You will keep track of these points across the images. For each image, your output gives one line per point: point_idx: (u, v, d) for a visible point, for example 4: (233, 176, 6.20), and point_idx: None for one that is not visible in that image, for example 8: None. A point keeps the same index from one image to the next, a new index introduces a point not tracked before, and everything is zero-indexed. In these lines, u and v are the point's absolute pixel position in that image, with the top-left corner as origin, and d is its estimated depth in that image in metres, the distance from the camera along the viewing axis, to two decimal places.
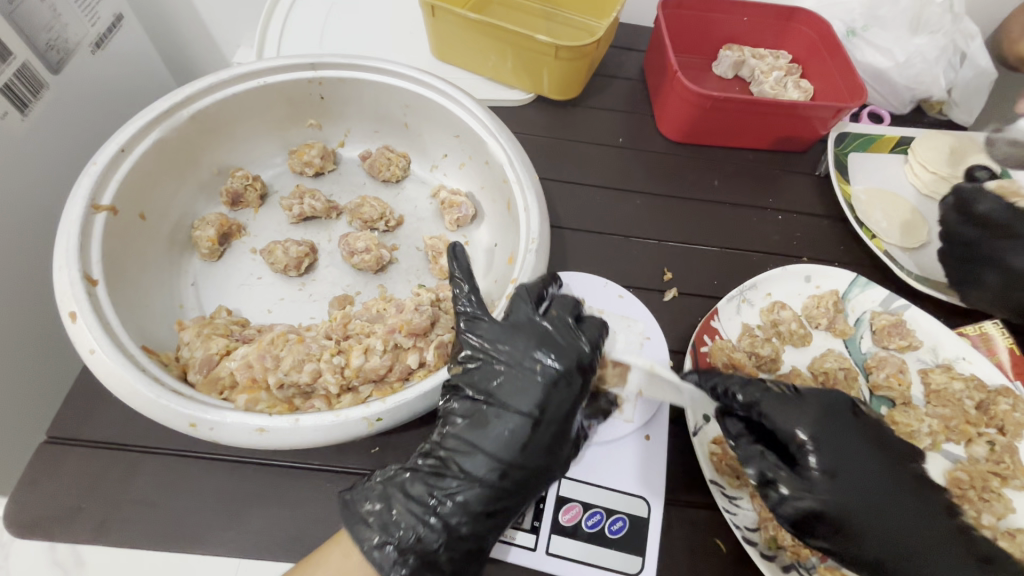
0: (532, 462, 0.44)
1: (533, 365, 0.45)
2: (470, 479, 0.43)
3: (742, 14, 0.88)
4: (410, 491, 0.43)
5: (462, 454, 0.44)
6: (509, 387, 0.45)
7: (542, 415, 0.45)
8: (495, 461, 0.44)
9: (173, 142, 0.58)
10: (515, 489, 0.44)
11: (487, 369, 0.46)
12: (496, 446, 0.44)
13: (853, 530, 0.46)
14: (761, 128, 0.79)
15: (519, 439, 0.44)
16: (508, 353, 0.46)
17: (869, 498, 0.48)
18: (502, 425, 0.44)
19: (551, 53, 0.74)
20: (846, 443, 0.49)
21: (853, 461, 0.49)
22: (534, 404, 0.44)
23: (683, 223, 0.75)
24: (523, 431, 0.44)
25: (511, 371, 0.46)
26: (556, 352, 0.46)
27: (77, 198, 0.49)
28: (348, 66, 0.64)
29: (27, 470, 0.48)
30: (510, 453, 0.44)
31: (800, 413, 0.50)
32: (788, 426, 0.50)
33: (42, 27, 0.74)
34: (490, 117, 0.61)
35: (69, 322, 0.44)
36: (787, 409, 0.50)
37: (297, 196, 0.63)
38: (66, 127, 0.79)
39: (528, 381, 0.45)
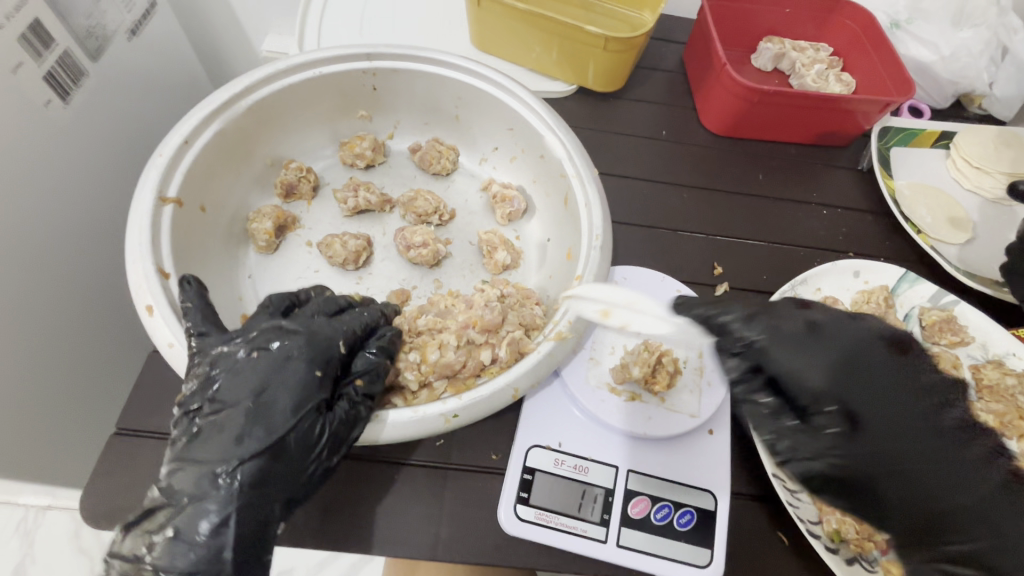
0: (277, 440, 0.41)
1: (252, 357, 0.43)
2: (206, 486, 0.40)
3: (785, 6, 0.86)
4: (169, 524, 0.39)
5: (200, 443, 0.41)
6: (230, 380, 0.42)
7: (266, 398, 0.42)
8: (211, 458, 0.40)
9: (231, 133, 0.58)
10: (238, 484, 0.40)
11: (222, 375, 0.43)
12: (205, 454, 0.40)
13: (868, 487, 0.42)
14: (806, 124, 0.79)
15: (230, 433, 0.41)
16: (224, 351, 0.44)
17: (885, 452, 0.41)
18: (209, 425, 0.41)
19: (600, 45, 0.73)
20: (866, 387, 0.43)
21: (879, 408, 0.42)
22: (254, 394, 0.42)
23: (729, 217, 0.75)
24: (234, 422, 0.41)
25: (235, 364, 0.43)
26: (280, 332, 0.45)
27: (146, 189, 0.49)
28: (401, 58, 0.63)
29: (99, 462, 0.48)
30: (246, 450, 0.40)
31: (813, 358, 0.44)
32: (794, 374, 0.44)
33: (82, 13, 0.73)
34: (548, 111, 0.61)
35: (148, 315, 0.45)
36: (793, 356, 0.44)
37: (352, 188, 0.63)
38: (105, 116, 0.78)
39: (250, 373, 0.43)
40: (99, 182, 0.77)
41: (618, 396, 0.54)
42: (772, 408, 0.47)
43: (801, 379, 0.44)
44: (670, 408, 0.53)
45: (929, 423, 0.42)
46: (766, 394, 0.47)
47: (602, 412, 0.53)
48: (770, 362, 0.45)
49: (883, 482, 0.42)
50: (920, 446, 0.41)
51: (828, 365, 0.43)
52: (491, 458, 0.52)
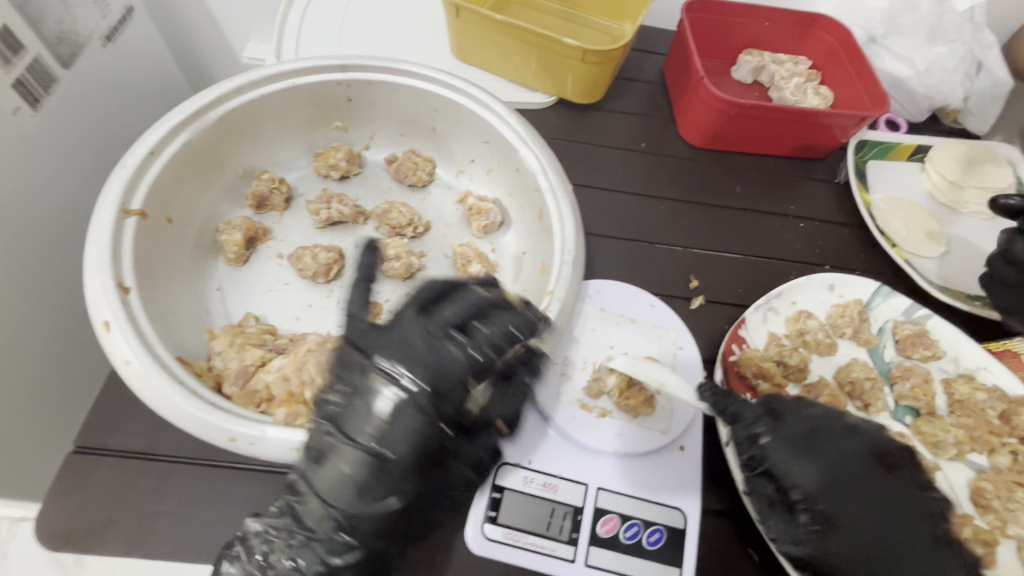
0: (412, 485, 0.41)
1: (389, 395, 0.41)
2: (321, 522, 0.41)
3: (763, 19, 0.87)
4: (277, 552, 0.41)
5: (327, 482, 0.40)
6: (354, 415, 0.41)
7: (374, 442, 0.40)
8: (344, 498, 0.40)
9: (201, 144, 0.57)
10: (364, 520, 0.41)
11: (353, 395, 0.42)
12: (326, 490, 0.40)
13: None
14: (782, 135, 0.79)
15: (358, 477, 0.40)
16: (382, 364, 0.42)
17: (873, 554, 0.44)
18: (346, 467, 0.40)
19: (577, 57, 0.73)
20: (852, 496, 0.46)
21: (862, 518, 0.45)
22: (380, 442, 0.40)
23: (706, 229, 0.75)
24: (361, 466, 0.40)
25: (359, 394, 0.41)
26: (420, 369, 0.42)
27: (108, 203, 0.48)
28: (377, 70, 0.63)
29: (56, 481, 0.47)
30: (386, 506, 0.40)
31: (813, 456, 0.47)
32: (782, 471, 0.47)
33: (54, 20, 0.72)
34: (523, 125, 0.61)
35: (104, 332, 0.43)
36: (787, 452, 0.47)
37: (324, 200, 0.62)
38: (78, 123, 0.77)
39: (377, 412, 0.40)
40: (69, 191, 0.76)
41: (590, 411, 0.54)
42: (761, 500, 0.48)
43: (788, 476, 0.46)
44: (641, 424, 0.53)
45: (912, 530, 0.45)
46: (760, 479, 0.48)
47: (573, 428, 0.52)
48: (772, 468, 0.47)
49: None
50: (900, 549, 0.44)
51: (808, 464, 0.46)
52: None
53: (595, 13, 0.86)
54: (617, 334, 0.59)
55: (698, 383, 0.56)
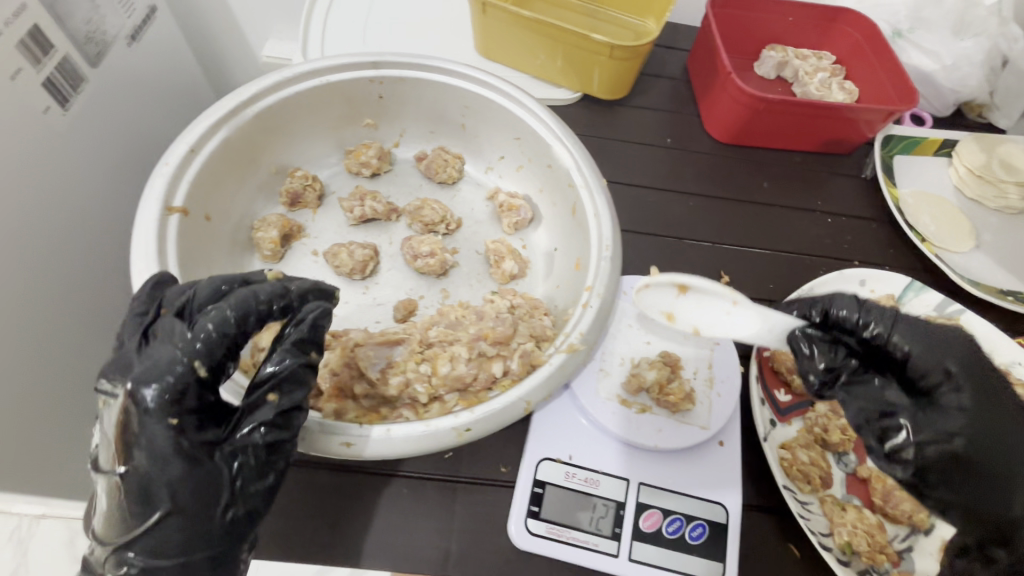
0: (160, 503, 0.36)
1: (164, 434, 0.36)
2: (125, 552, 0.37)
3: (788, 14, 0.87)
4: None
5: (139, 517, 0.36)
6: (157, 444, 0.36)
7: (154, 472, 0.36)
8: (132, 532, 0.36)
9: (237, 142, 0.57)
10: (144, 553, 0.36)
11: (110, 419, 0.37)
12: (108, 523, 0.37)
13: (991, 481, 0.40)
14: (808, 130, 0.79)
15: (120, 511, 0.36)
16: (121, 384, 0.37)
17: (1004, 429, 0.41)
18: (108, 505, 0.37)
19: (605, 52, 0.73)
20: (990, 384, 0.42)
21: (1002, 405, 0.42)
22: (122, 460, 0.36)
23: (733, 225, 0.75)
24: (118, 491, 0.36)
25: (147, 431, 0.36)
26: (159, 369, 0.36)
27: (151, 200, 0.49)
28: (409, 66, 0.63)
29: (102, 477, 0.47)
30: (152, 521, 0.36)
31: (917, 340, 0.43)
32: (915, 356, 0.43)
33: (82, 19, 0.72)
34: (556, 121, 0.61)
35: (154, 328, 0.44)
36: (911, 339, 0.43)
37: (358, 198, 0.62)
38: (105, 121, 0.77)
39: (157, 445, 0.35)
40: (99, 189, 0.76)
41: (630, 407, 0.53)
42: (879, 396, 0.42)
43: (914, 360, 0.43)
44: (681, 420, 0.53)
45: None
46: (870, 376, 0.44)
47: (612, 424, 0.52)
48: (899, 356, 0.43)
49: (1000, 459, 0.40)
50: (1020, 432, 0.41)
51: (930, 346, 0.43)
52: (500, 470, 0.51)
53: (618, 9, 0.86)
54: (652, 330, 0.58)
55: (736, 380, 0.55)
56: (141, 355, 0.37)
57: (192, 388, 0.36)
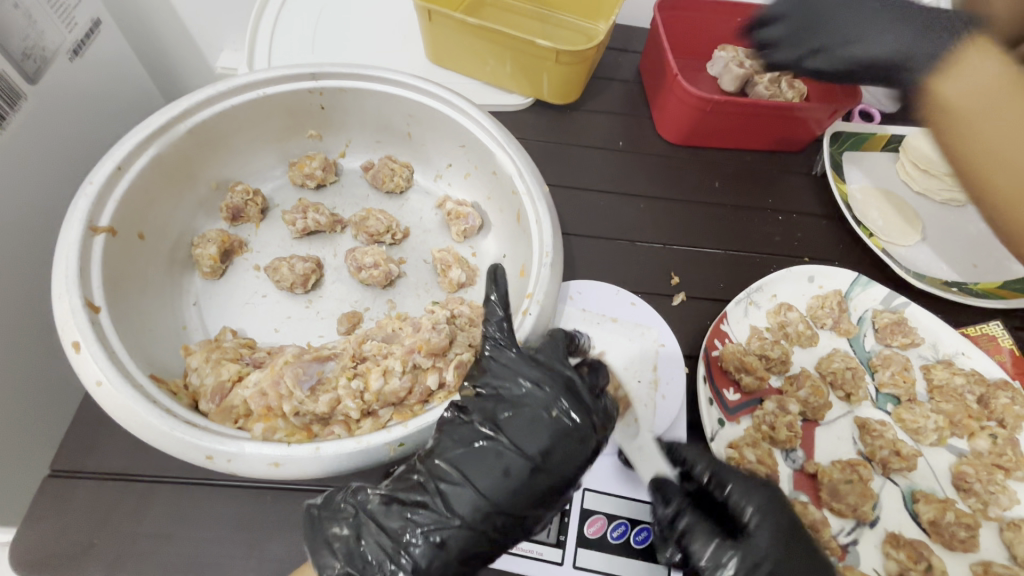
0: (523, 505, 0.40)
1: (554, 416, 0.42)
2: (451, 516, 0.39)
3: (735, 15, 0.87)
4: (383, 523, 0.40)
5: (452, 489, 0.40)
6: (518, 426, 0.42)
7: (496, 454, 0.41)
8: (544, 503, 0.41)
9: (171, 158, 0.56)
10: (528, 520, 0.41)
11: (498, 404, 0.43)
12: (461, 506, 0.40)
13: None
14: (755, 130, 0.80)
15: (521, 484, 0.40)
16: (528, 393, 0.43)
17: None
18: (523, 478, 0.40)
19: (552, 58, 0.73)
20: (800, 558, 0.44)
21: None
22: (503, 456, 0.41)
23: (685, 225, 0.76)
24: (505, 475, 0.40)
25: (522, 410, 0.43)
26: (536, 377, 0.44)
27: (74, 221, 0.47)
28: (349, 77, 0.62)
29: (33, 506, 0.46)
30: (487, 516, 0.40)
31: (712, 541, 0.45)
32: (710, 543, 0.45)
33: (18, 34, 0.71)
34: (498, 128, 0.61)
35: (74, 353, 0.43)
36: (695, 543, 0.45)
37: (300, 210, 0.62)
38: (47, 138, 0.76)
39: (541, 433, 0.42)
40: (40, 209, 0.74)
41: None
42: (686, 517, 0.46)
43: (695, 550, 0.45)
44: (626, 423, 0.53)
45: None
46: (670, 546, 0.47)
47: None
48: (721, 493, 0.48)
49: None
50: None
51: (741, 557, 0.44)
52: None
53: (570, 12, 0.89)
54: (599, 334, 0.58)
55: (681, 381, 0.56)
56: (541, 363, 0.45)
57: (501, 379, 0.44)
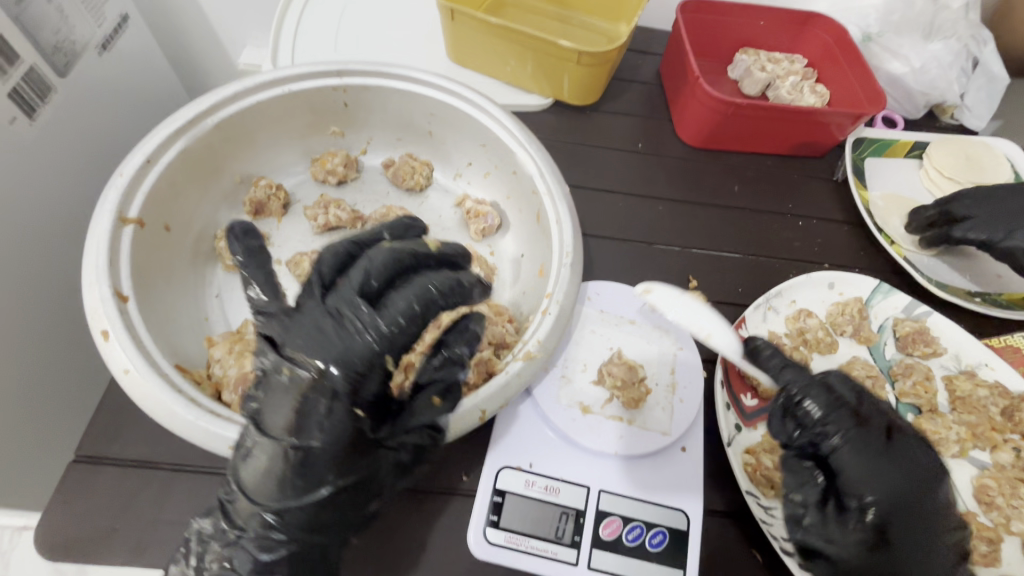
0: (319, 468, 0.39)
1: (287, 376, 0.39)
2: (258, 502, 0.39)
3: (758, 18, 0.87)
4: (228, 511, 0.41)
5: (246, 476, 0.39)
6: (272, 401, 0.39)
7: (278, 427, 0.39)
8: (347, 420, 0.39)
9: (197, 151, 0.57)
10: (333, 438, 0.39)
11: (265, 377, 0.40)
12: (258, 485, 0.39)
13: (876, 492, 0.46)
14: (777, 134, 0.79)
15: (296, 454, 0.38)
16: (287, 357, 0.40)
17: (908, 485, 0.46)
18: (304, 400, 0.39)
19: (574, 59, 0.73)
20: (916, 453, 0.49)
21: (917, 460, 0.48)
22: (276, 429, 0.38)
23: (704, 228, 0.75)
24: (281, 447, 0.38)
25: (267, 382, 0.40)
26: (282, 339, 0.40)
27: (104, 212, 0.48)
28: (373, 75, 0.63)
29: (57, 491, 0.47)
30: (297, 490, 0.39)
31: (877, 475, 0.46)
32: (854, 481, 0.46)
33: (49, 28, 0.73)
34: (520, 129, 0.61)
35: (102, 341, 0.43)
36: (867, 480, 0.46)
37: (322, 206, 0.63)
38: (76, 131, 0.78)
39: (298, 392, 0.39)
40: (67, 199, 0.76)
41: (593, 414, 0.53)
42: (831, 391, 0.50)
43: (868, 489, 0.46)
44: (642, 426, 0.52)
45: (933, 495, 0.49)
46: (815, 437, 0.48)
47: (572, 431, 0.52)
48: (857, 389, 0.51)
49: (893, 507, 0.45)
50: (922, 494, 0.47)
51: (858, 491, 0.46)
52: (462, 479, 0.50)
53: (591, 14, 0.89)
54: (616, 334, 0.58)
55: (699, 385, 0.55)
56: (293, 323, 0.41)
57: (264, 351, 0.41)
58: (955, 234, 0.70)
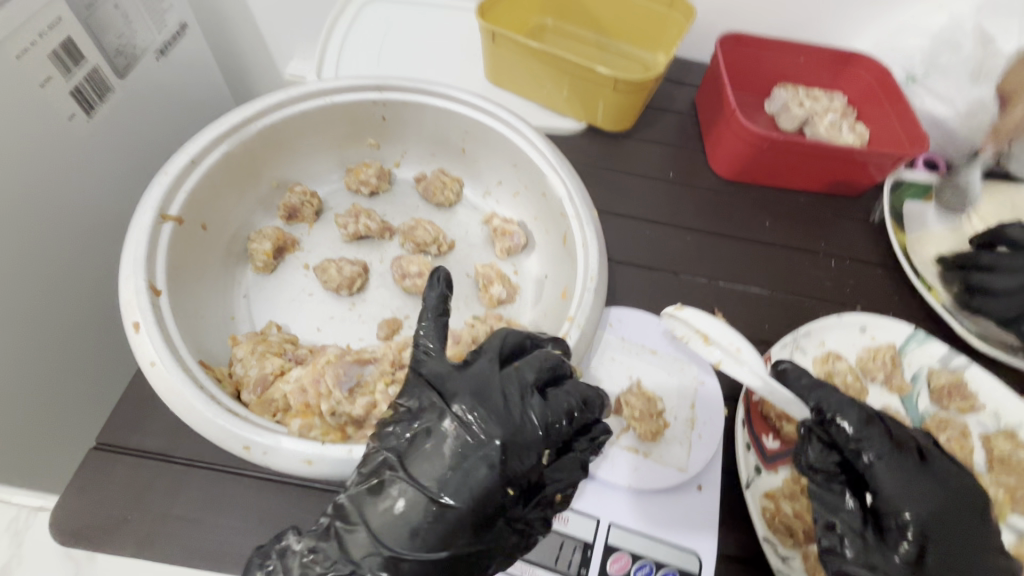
0: (442, 534, 0.37)
1: (450, 424, 0.40)
2: (369, 554, 0.37)
3: (798, 55, 0.87)
4: (313, 556, 0.38)
5: (359, 527, 0.38)
6: (422, 453, 0.39)
7: (432, 480, 0.38)
8: (497, 493, 0.38)
9: (239, 156, 0.59)
10: (469, 501, 0.38)
11: (415, 428, 0.41)
12: (382, 532, 0.38)
13: (917, 508, 0.44)
14: (812, 170, 0.78)
15: (429, 510, 0.37)
16: (455, 411, 0.40)
17: (942, 497, 0.45)
18: (457, 464, 0.38)
19: (610, 85, 0.74)
20: (940, 464, 0.47)
21: (945, 474, 0.46)
22: (422, 477, 0.38)
23: (732, 261, 0.74)
24: (422, 503, 0.38)
25: (422, 429, 0.40)
26: (464, 393, 0.41)
27: (147, 208, 0.50)
28: (413, 91, 0.64)
29: (75, 476, 0.48)
30: (416, 547, 0.37)
31: (920, 493, 0.45)
32: (890, 497, 0.45)
33: (114, 33, 0.78)
34: (553, 152, 0.62)
35: (133, 332, 0.45)
36: (908, 499, 0.45)
37: (353, 214, 0.64)
38: (127, 129, 0.82)
39: (450, 453, 0.39)
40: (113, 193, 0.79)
41: (608, 442, 0.51)
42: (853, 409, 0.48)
43: (910, 509, 0.45)
44: (658, 460, 0.51)
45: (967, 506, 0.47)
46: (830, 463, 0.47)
47: (586, 459, 0.50)
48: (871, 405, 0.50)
49: (931, 522, 0.44)
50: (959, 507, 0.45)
51: (899, 510, 0.45)
52: None
53: (629, 43, 0.90)
54: (636, 364, 0.57)
55: (719, 422, 0.53)
56: (456, 377, 0.42)
57: (411, 406, 0.42)
58: (980, 305, 0.68)
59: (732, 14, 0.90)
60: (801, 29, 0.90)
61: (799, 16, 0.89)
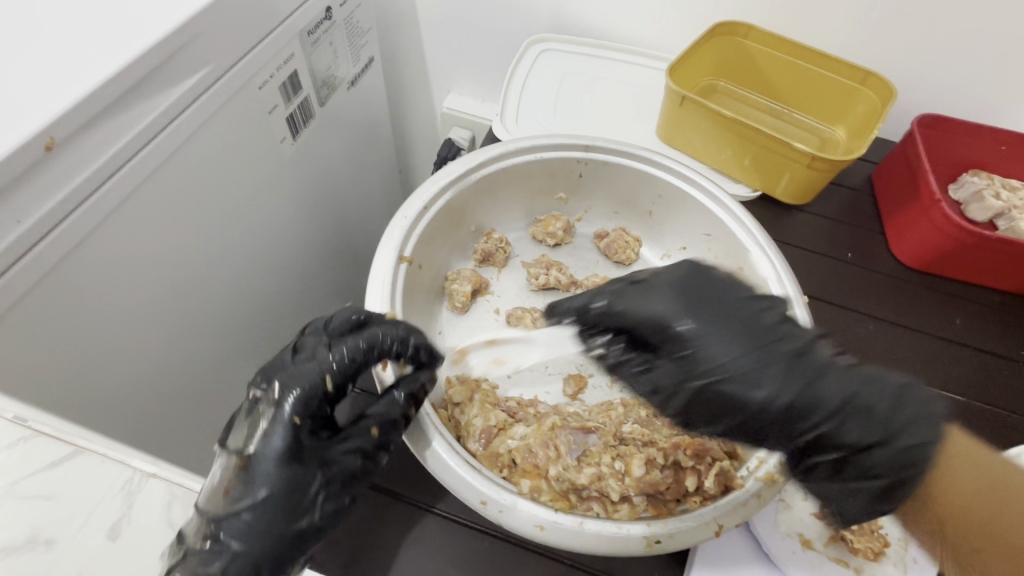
0: (284, 513, 0.45)
1: (294, 415, 0.46)
2: (258, 524, 0.44)
3: (999, 143, 0.81)
4: (230, 522, 0.44)
5: (243, 499, 0.44)
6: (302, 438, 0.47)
7: (277, 454, 0.45)
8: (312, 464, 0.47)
9: (455, 203, 0.64)
10: (284, 473, 0.45)
11: (306, 408, 0.47)
12: (234, 498, 0.44)
13: (699, 376, 0.44)
14: (1005, 269, 0.72)
15: (258, 476, 0.44)
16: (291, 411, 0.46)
17: (701, 364, 0.44)
18: (283, 434, 0.45)
19: (804, 161, 0.72)
20: (717, 326, 0.45)
21: (703, 337, 0.45)
22: (277, 457, 0.45)
23: (917, 358, 0.70)
24: (279, 477, 0.45)
25: (289, 426, 0.46)
26: (306, 387, 0.47)
27: (390, 252, 0.56)
28: (616, 153, 0.66)
29: None
30: (296, 523, 0.45)
31: (886, 416, 0.41)
32: (705, 365, 0.44)
33: (325, 67, 0.85)
34: (759, 228, 0.60)
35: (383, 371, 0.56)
36: (754, 392, 0.43)
37: (544, 267, 0.67)
38: (315, 150, 0.89)
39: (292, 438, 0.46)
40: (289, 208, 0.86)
41: (815, 550, 0.49)
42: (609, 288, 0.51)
43: (729, 387, 0.44)
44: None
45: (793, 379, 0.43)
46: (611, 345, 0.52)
47: (792, 562, 0.48)
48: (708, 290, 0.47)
49: (731, 410, 0.44)
50: (769, 384, 0.43)
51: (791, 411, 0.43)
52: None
53: (807, 112, 0.88)
54: None
55: None
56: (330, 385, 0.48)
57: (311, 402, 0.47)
58: None
59: (918, 92, 0.87)
60: (998, 113, 0.85)
61: (996, 100, 0.84)
